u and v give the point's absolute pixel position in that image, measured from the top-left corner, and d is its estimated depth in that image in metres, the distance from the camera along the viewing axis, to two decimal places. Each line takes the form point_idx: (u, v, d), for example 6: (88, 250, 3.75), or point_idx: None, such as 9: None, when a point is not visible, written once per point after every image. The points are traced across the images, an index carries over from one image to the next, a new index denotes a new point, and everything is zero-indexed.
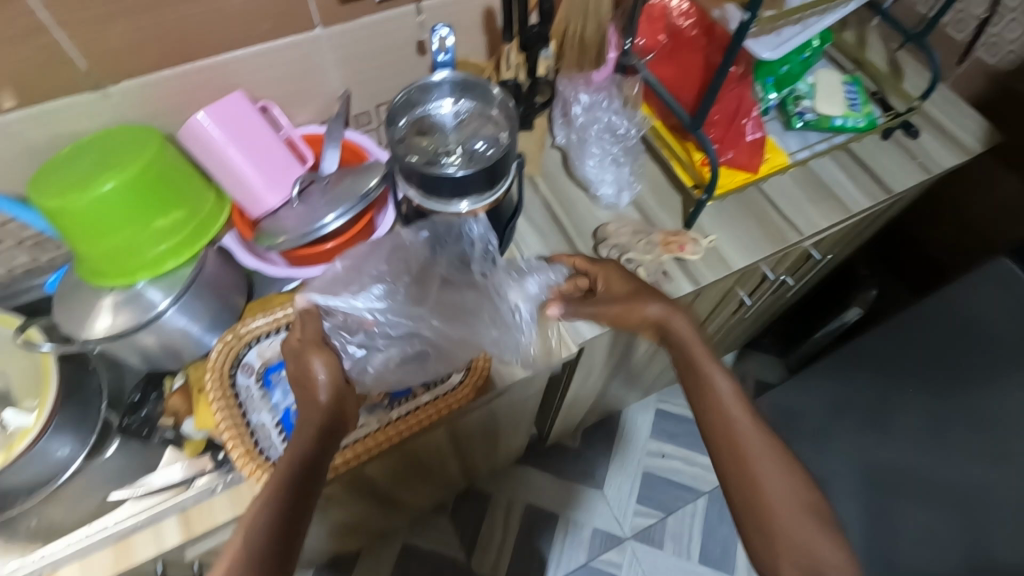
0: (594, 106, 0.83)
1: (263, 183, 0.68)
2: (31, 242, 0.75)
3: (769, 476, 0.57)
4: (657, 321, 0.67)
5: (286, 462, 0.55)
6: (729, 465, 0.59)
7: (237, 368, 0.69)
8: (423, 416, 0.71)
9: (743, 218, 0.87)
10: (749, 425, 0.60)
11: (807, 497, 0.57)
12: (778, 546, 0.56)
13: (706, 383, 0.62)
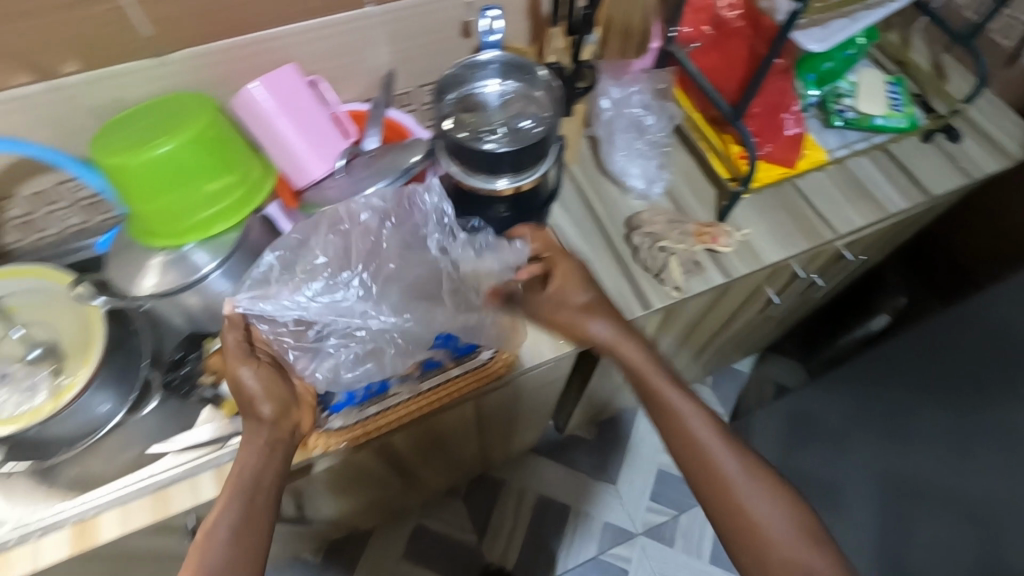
0: (631, 95, 0.83)
1: (310, 155, 0.71)
2: (85, 203, 0.79)
3: (750, 495, 0.58)
4: (604, 338, 0.65)
5: (239, 476, 0.56)
6: (710, 492, 0.60)
7: None
8: (454, 388, 0.74)
9: (777, 214, 0.87)
10: (717, 445, 0.60)
11: (782, 505, 0.58)
12: (771, 565, 0.57)
13: (664, 407, 0.62)
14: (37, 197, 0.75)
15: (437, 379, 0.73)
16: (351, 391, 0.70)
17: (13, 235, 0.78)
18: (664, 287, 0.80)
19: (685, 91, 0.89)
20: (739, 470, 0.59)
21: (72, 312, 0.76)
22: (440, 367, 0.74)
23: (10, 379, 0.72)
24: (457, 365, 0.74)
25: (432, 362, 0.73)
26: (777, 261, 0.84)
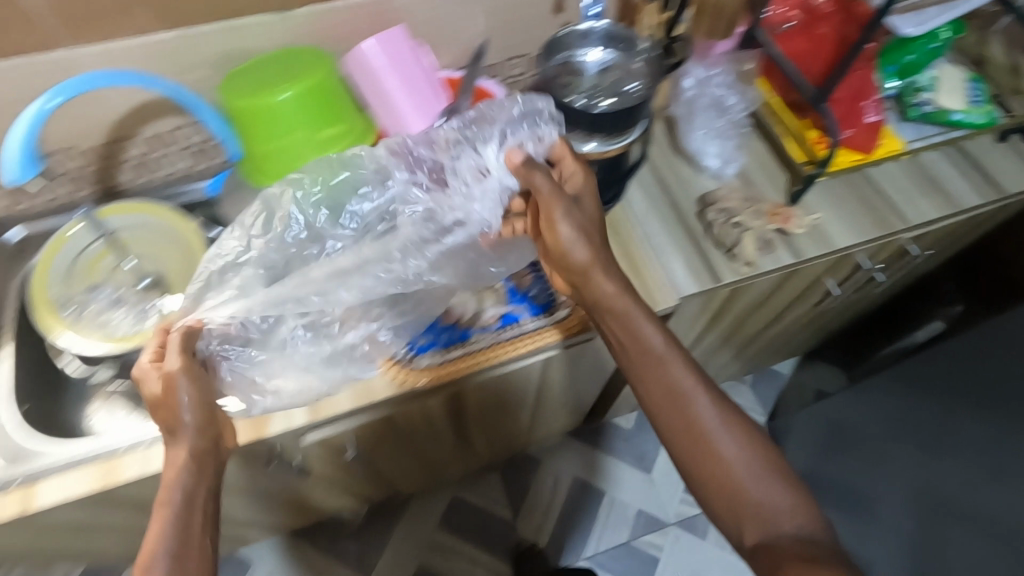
0: (711, 78, 0.86)
1: (409, 111, 0.75)
2: (195, 149, 0.84)
3: (720, 437, 0.60)
4: (583, 277, 0.63)
5: (169, 499, 0.55)
6: (682, 438, 0.61)
7: None
8: (531, 339, 0.76)
9: (849, 201, 0.89)
10: (690, 389, 0.61)
11: (751, 447, 0.60)
12: (741, 510, 0.58)
13: (640, 345, 0.62)
14: (154, 139, 0.81)
15: (516, 332, 0.76)
16: (436, 336, 0.75)
17: (127, 174, 0.84)
18: (735, 261, 0.82)
19: (766, 75, 0.89)
20: (716, 418, 0.61)
21: (182, 249, 0.80)
22: (520, 321, 0.77)
23: (124, 303, 0.77)
24: (535, 321, 0.77)
25: (512, 316, 0.77)
26: (848, 246, 0.86)
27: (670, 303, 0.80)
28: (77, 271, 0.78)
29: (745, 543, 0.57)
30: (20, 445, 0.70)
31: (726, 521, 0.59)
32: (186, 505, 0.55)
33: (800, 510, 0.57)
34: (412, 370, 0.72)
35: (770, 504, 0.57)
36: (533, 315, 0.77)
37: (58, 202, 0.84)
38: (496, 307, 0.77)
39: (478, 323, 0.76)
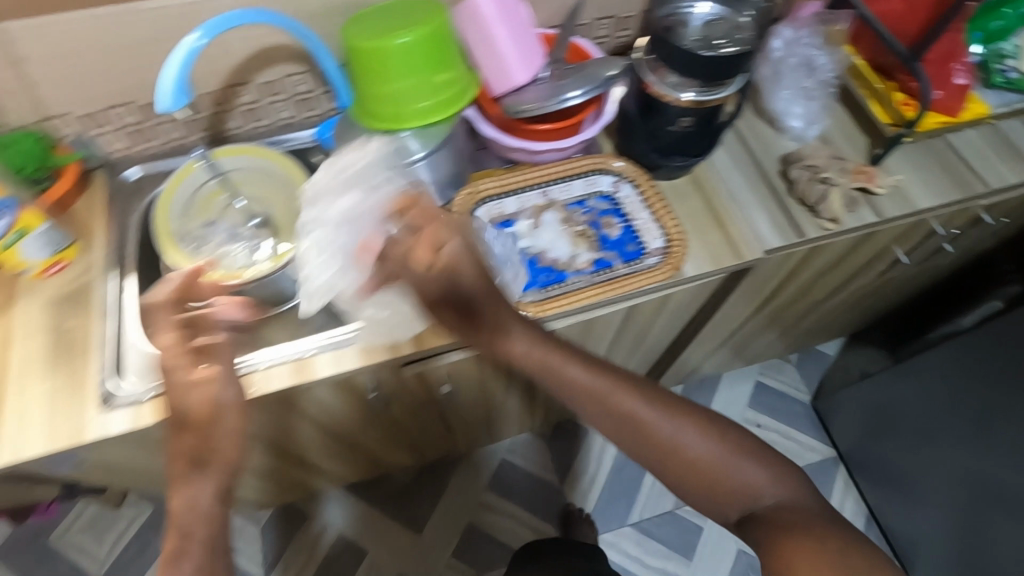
0: (795, 40, 0.89)
1: (515, 62, 0.77)
2: (299, 98, 0.89)
3: (679, 440, 0.64)
4: (501, 325, 0.67)
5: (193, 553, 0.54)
6: (646, 453, 0.65)
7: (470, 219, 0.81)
8: (621, 284, 0.78)
9: (929, 165, 0.90)
10: (638, 404, 0.65)
11: (709, 437, 0.65)
12: (719, 491, 0.64)
13: (573, 387, 0.66)
14: (264, 86, 0.85)
15: (608, 277, 0.79)
16: (534, 277, 0.79)
17: (235, 121, 0.89)
18: (818, 218, 0.84)
19: (854, 41, 0.92)
20: (667, 424, 0.65)
21: (286, 190, 0.86)
22: (611, 267, 0.80)
23: (240, 238, 0.84)
24: (626, 267, 0.80)
25: (604, 262, 0.80)
26: (927, 209, 0.88)
27: (756, 253, 0.83)
28: (193, 208, 0.83)
29: (733, 520, 0.64)
30: (148, 361, 0.76)
31: (712, 507, 0.65)
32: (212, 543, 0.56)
33: (774, 477, 0.64)
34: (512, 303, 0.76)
35: (748, 482, 0.63)
36: (624, 263, 0.80)
37: (172, 146, 0.90)
38: (589, 254, 0.81)
39: (573, 267, 0.80)
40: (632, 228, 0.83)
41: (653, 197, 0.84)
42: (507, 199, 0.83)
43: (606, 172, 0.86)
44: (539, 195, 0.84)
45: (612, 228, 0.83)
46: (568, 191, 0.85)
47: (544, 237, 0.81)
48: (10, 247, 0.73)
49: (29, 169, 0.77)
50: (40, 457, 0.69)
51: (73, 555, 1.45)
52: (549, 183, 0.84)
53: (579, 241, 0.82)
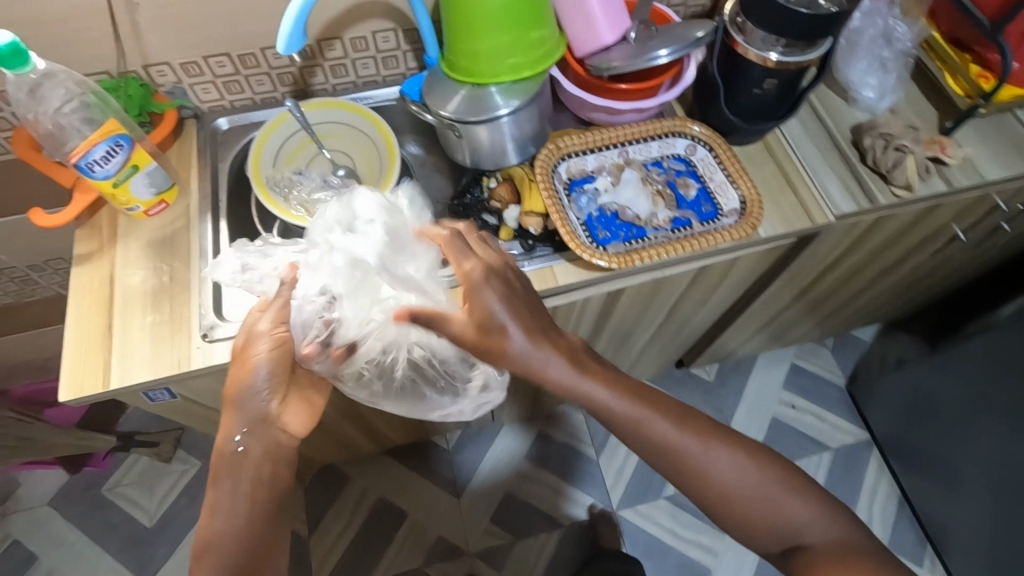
0: (874, 11, 0.90)
1: (604, 22, 0.80)
2: (382, 56, 0.91)
3: (716, 468, 0.65)
4: (534, 359, 0.64)
5: (219, 493, 0.65)
6: (686, 483, 0.66)
7: (554, 173, 0.85)
8: (699, 241, 0.80)
9: (1000, 139, 0.91)
10: (674, 434, 0.66)
11: (749, 467, 0.66)
12: (757, 525, 0.65)
13: (611, 417, 0.65)
14: (353, 42, 0.88)
15: (685, 234, 0.83)
16: (616, 231, 0.83)
17: (320, 76, 0.91)
18: (890, 185, 0.86)
19: (930, 16, 0.93)
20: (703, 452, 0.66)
21: (371, 143, 0.88)
22: (688, 226, 0.84)
23: (329, 186, 0.86)
24: (702, 226, 0.84)
25: (681, 220, 0.84)
26: (996, 181, 0.89)
27: (828, 219, 0.85)
28: (284, 156, 0.87)
29: (774, 550, 0.66)
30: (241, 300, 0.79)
31: (752, 537, 0.67)
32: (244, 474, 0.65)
33: (815, 513, 0.65)
34: (598, 253, 0.79)
35: (786, 514, 0.65)
36: (700, 222, 0.84)
37: (259, 99, 0.92)
38: (666, 213, 0.85)
39: (652, 224, 0.84)
40: (708, 189, 0.86)
41: (728, 159, 0.86)
42: (589, 157, 0.87)
43: (683, 136, 0.89)
44: (618, 154, 0.88)
45: (688, 188, 0.86)
46: (646, 151, 0.88)
47: (623, 194, 0.86)
48: (122, 183, 0.75)
49: (133, 114, 0.82)
50: (146, 384, 0.73)
51: (124, 505, 1.46)
52: (627, 143, 0.88)
53: (657, 200, 0.86)
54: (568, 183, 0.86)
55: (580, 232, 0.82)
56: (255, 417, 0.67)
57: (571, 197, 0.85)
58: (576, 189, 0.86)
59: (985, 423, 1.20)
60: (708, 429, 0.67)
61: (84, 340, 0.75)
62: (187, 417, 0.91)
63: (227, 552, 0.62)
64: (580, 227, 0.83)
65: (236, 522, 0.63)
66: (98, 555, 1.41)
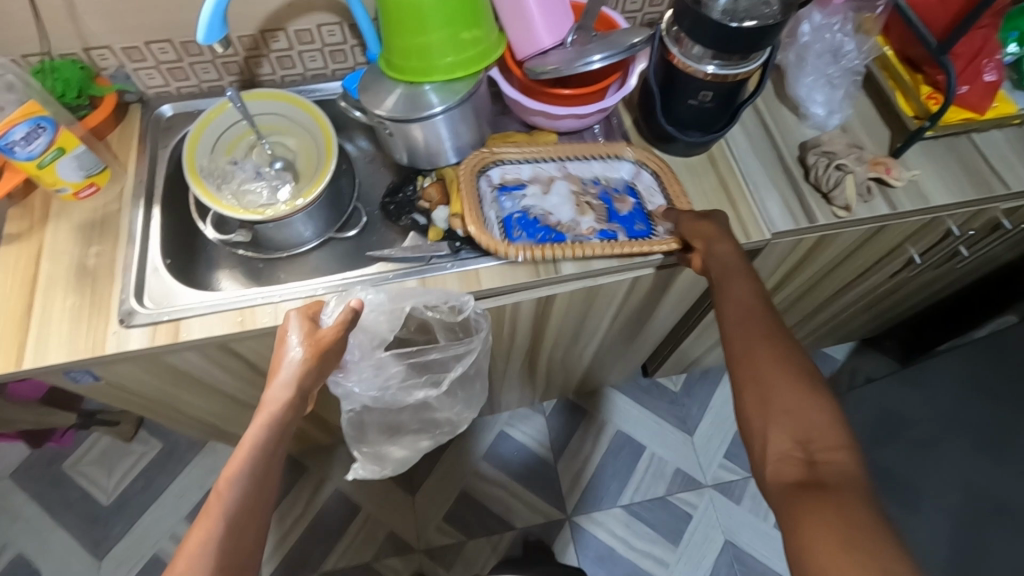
0: (824, 26, 0.89)
1: (543, 25, 0.79)
2: (329, 49, 0.91)
3: (769, 362, 0.63)
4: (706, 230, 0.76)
5: (254, 439, 0.62)
6: (748, 343, 0.65)
7: (481, 174, 0.85)
8: (624, 248, 0.80)
9: (950, 162, 0.90)
10: (761, 332, 0.65)
11: (803, 385, 0.61)
12: (772, 416, 0.60)
13: (732, 296, 0.69)
14: (298, 34, 0.87)
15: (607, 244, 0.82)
16: (534, 234, 0.82)
17: (267, 66, 0.92)
18: (831, 205, 0.85)
19: (885, 33, 0.92)
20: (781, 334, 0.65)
21: (308, 136, 0.89)
22: (611, 237, 0.83)
23: (263, 178, 0.87)
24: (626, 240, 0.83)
25: (608, 232, 0.84)
26: (943, 206, 0.87)
27: (764, 236, 0.84)
28: (221, 146, 0.88)
29: (779, 452, 0.58)
30: (164, 287, 0.79)
31: (764, 437, 0.60)
32: (281, 431, 0.64)
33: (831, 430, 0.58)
34: (506, 246, 0.78)
35: (813, 429, 0.58)
36: (627, 235, 0.83)
37: (205, 87, 0.93)
38: (592, 223, 0.85)
39: (575, 231, 0.84)
40: (645, 210, 0.86)
41: (669, 182, 0.85)
42: (524, 164, 0.87)
43: (627, 159, 0.88)
44: (556, 167, 0.88)
45: (621, 206, 0.87)
46: (586, 169, 0.88)
47: (551, 202, 0.86)
48: (48, 164, 0.76)
49: (70, 96, 0.82)
50: (61, 366, 0.73)
51: (83, 482, 1.47)
52: (565, 157, 0.87)
53: (587, 211, 0.86)
54: (498, 187, 0.86)
55: (495, 227, 0.83)
56: (288, 385, 0.65)
57: (495, 199, 0.86)
58: (504, 194, 0.86)
59: (947, 450, 1.04)
60: (788, 343, 0.64)
61: (5, 317, 0.75)
62: (121, 401, 0.91)
63: (242, 488, 0.59)
64: (496, 225, 0.83)
65: (259, 470, 0.61)
66: (54, 529, 1.42)
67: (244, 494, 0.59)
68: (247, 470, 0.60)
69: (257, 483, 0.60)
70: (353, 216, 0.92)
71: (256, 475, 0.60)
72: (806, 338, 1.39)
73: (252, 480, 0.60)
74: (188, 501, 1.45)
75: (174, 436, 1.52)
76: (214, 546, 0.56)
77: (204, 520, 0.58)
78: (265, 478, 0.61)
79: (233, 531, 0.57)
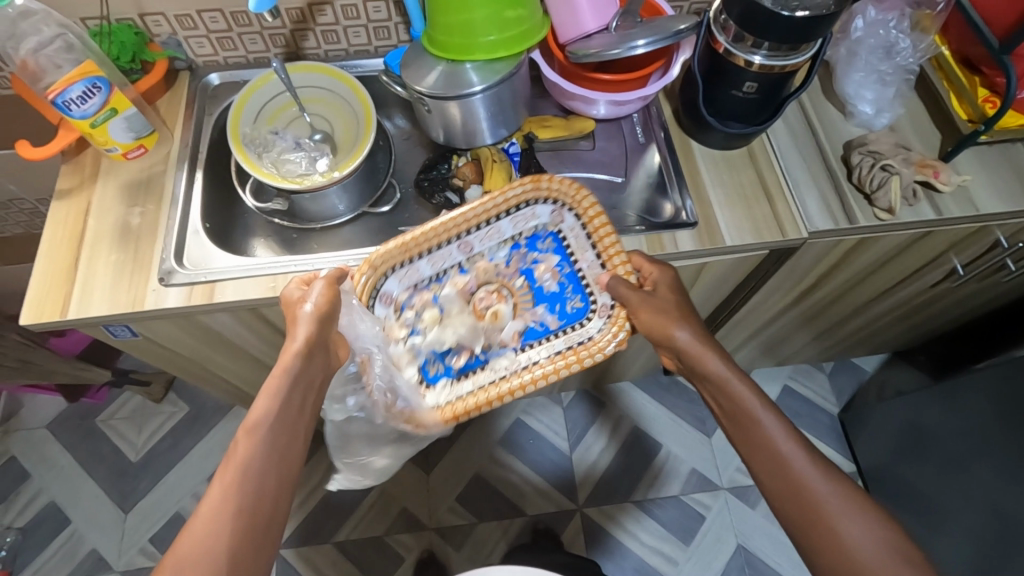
0: (879, 22, 0.87)
1: (588, 8, 0.78)
2: (373, 26, 0.92)
3: (849, 530, 0.58)
4: (695, 351, 0.69)
5: (276, 386, 0.63)
6: (794, 499, 0.61)
7: (376, 298, 0.79)
8: (563, 361, 0.77)
9: (1003, 168, 0.86)
10: (797, 482, 0.61)
11: (893, 552, 0.57)
12: None
13: (759, 437, 0.64)
14: (344, 9, 0.89)
15: (538, 350, 0.81)
16: (447, 365, 0.81)
17: (312, 40, 0.93)
18: (874, 206, 0.82)
19: (944, 32, 0.89)
20: (826, 484, 0.60)
21: (349, 110, 0.90)
22: (542, 337, 0.81)
23: (303, 148, 0.88)
24: (560, 333, 0.81)
25: (532, 332, 0.81)
26: (992, 213, 0.84)
27: (801, 234, 0.82)
28: (263, 117, 0.89)
29: None
30: (203, 250, 0.82)
31: None
32: (299, 382, 0.64)
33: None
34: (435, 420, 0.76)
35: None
36: (559, 324, 0.81)
37: (252, 58, 0.95)
38: (515, 326, 0.82)
39: (497, 343, 0.81)
40: (578, 272, 0.83)
41: (596, 231, 0.80)
42: (416, 263, 0.80)
43: (542, 202, 0.83)
44: (457, 247, 0.82)
45: (545, 276, 0.83)
46: (497, 233, 0.83)
47: (456, 314, 0.81)
48: (100, 124, 0.78)
49: (124, 59, 0.85)
50: (102, 319, 0.76)
51: (113, 438, 1.52)
52: (465, 232, 0.81)
53: (504, 309, 0.82)
54: (397, 303, 0.81)
55: (410, 370, 0.80)
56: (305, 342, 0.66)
57: (399, 318, 0.81)
58: (409, 306, 0.81)
59: (978, 472, 0.99)
60: (849, 489, 0.60)
61: (54, 269, 0.78)
62: (156, 359, 0.95)
63: (268, 438, 0.60)
64: (407, 361, 0.80)
65: (284, 419, 0.62)
66: (85, 480, 1.48)
67: (264, 447, 0.59)
68: (269, 422, 0.61)
69: (285, 434, 0.61)
70: (387, 190, 0.92)
71: (279, 424, 0.61)
72: (835, 345, 1.36)
73: (271, 432, 0.60)
74: (212, 463, 1.49)
75: (201, 400, 1.57)
76: (235, 492, 0.56)
77: (224, 471, 0.57)
78: (288, 426, 0.62)
79: (251, 478, 0.57)
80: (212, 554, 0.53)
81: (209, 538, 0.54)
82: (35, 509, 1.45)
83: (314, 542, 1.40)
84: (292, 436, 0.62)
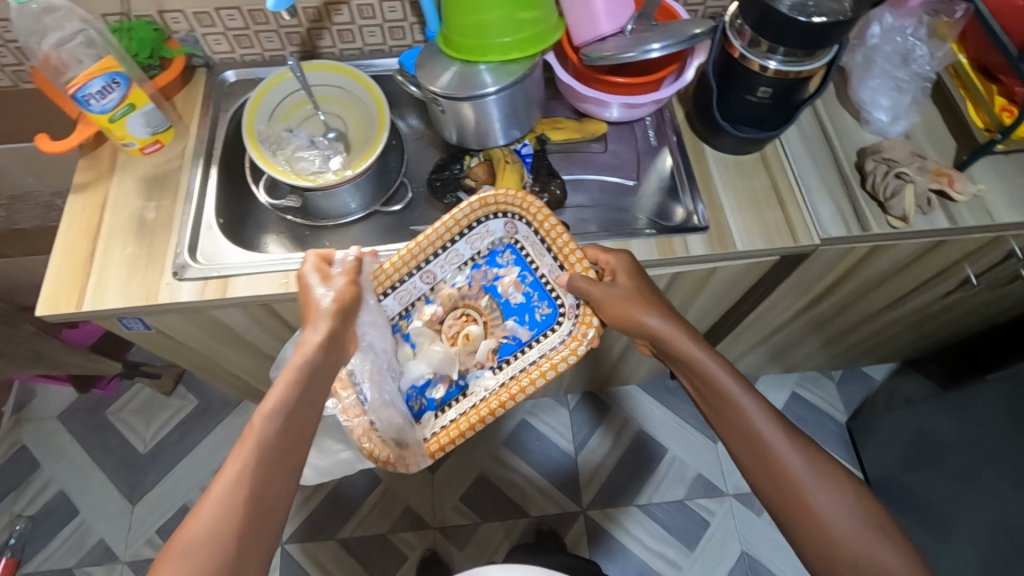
0: (895, 29, 0.86)
1: (603, 11, 0.78)
2: (389, 26, 0.92)
3: (825, 506, 0.59)
4: (670, 335, 0.69)
5: (294, 374, 0.64)
6: (774, 479, 0.61)
7: None
8: (535, 373, 0.74)
9: (1019, 178, 0.86)
10: (773, 462, 0.62)
11: (872, 530, 0.58)
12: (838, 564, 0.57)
13: (737, 418, 0.64)
14: (360, 9, 0.89)
15: (516, 365, 0.79)
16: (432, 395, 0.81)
17: (328, 39, 0.94)
18: (887, 214, 0.82)
19: (962, 40, 0.88)
20: (802, 463, 0.61)
21: (363, 109, 0.90)
22: (517, 351, 0.81)
23: (317, 146, 0.89)
24: (532, 344, 0.80)
25: (506, 347, 0.81)
26: (1007, 223, 0.83)
27: (813, 240, 0.82)
28: (278, 115, 0.90)
29: None
30: (215, 245, 0.83)
31: None
32: (315, 372, 0.66)
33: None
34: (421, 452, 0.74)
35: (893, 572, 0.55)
36: (531, 334, 0.81)
37: (268, 56, 0.96)
38: (488, 344, 0.81)
39: (474, 366, 0.81)
40: (540, 279, 0.82)
41: (549, 233, 0.79)
42: (388, 297, 0.82)
43: (494, 217, 0.82)
44: (421, 278, 0.83)
45: (510, 290, 0.83)
46: (456, 256, 0.83)
47: (432, 343, 0.82)
48: (119, 119, 0.79)
49: (143, 56, 0.86)
50: (116, 311, 0.77)
51: (123, 430, 1.54)
52: (424, 262, 0.82)
53: (478, 333, 0.82)
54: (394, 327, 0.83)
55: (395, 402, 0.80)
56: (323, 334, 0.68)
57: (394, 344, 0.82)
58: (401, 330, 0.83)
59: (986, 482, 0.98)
60: (825, 467, 0.61)
61: (70, 261, 0.79)
62: (168, 352, 0.96)
63: (280, 422, 0.60)
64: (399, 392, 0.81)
65: (298, 405, 0.63)
66: (94, 471, 1.49)
67: (279, 430, 0.60)
68: (283, 407, 0.61)
69: (298, 420, 0.62)
70: (398, 190, 0.93)
71: (292, 409, 0.62)
72: (844, 352, 1.35)
73: (287, 419, 0.61)
74: (219, 457, 1.50)
75: (210, 395, 1.58)
76: (247, 474, 0.57)
77: (239, 452, 0.58)
78: (301, 412, 0.63)
79: (264, 460, 0.58)
80: (224, 533, 0.53)
81: (220, 516, 0.54)
82: (45, 498, 1.46)
83: (318, 539, 1.41)
84: (304, 423, 0.63)
